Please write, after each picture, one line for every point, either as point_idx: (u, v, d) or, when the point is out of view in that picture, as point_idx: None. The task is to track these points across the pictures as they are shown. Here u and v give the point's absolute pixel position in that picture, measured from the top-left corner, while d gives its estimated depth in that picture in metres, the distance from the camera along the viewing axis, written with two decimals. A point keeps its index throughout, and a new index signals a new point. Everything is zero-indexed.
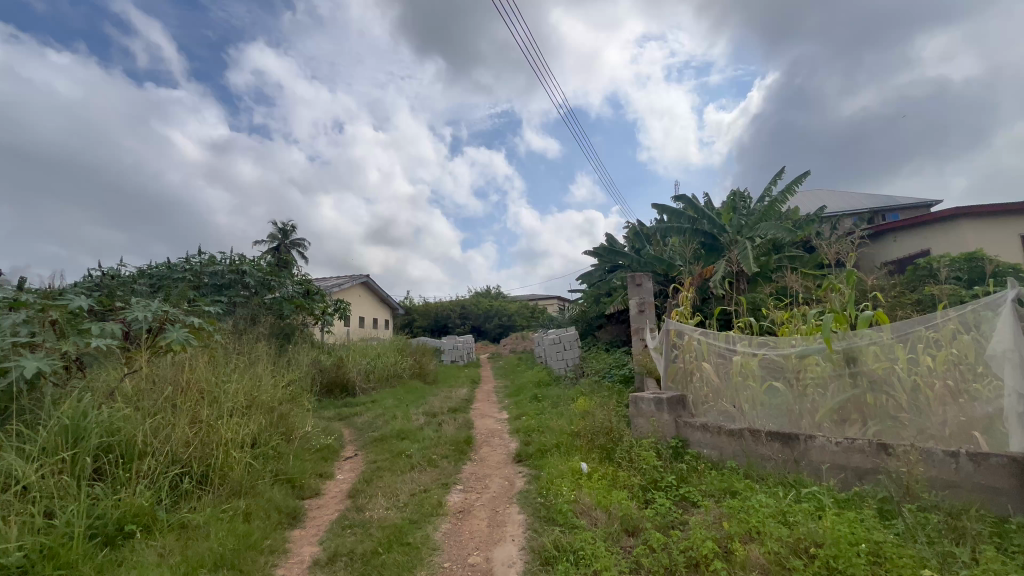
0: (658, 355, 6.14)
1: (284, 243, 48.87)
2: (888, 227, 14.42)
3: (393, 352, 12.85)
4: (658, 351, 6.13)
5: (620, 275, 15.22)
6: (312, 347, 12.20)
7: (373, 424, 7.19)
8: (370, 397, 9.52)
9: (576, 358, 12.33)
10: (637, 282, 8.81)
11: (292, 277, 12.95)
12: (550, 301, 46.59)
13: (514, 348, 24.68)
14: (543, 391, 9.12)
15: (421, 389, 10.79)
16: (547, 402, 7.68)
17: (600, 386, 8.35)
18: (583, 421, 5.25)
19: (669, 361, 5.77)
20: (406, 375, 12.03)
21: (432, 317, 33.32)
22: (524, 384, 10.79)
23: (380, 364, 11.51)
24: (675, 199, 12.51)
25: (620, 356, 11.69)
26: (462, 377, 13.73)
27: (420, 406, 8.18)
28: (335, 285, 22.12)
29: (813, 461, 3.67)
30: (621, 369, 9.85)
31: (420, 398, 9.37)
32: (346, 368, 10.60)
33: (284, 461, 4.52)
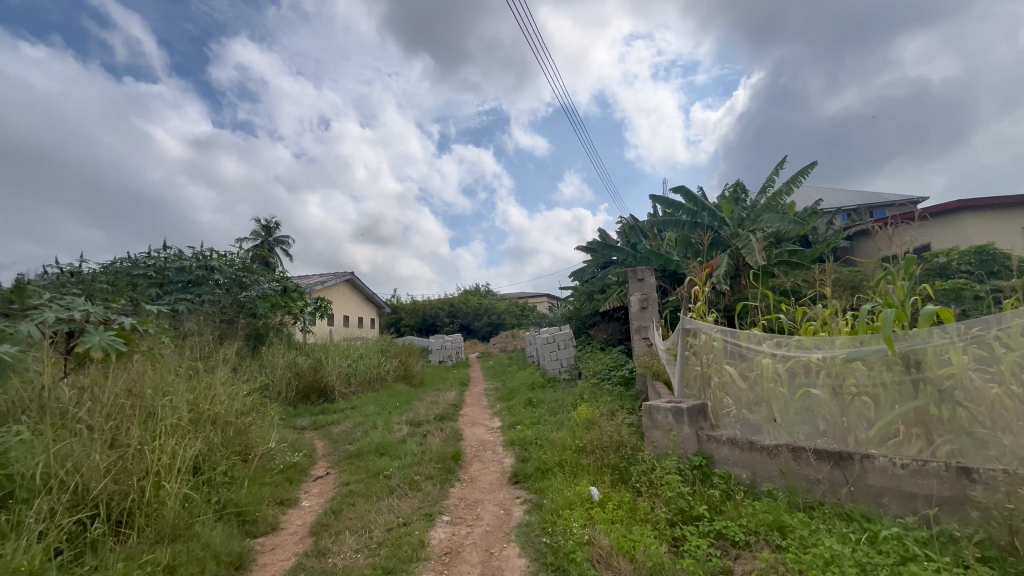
0: (669, 357, 5.49)
1: (266, 241, 47.55)
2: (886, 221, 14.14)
3: (377, 353, 12.07)
4: (669, 352, 5.48)
5: (615, 271, 14.61)
6: (289, 348, 11.37)
7: (351, 435, 6.45)
8: (350, 403, 8.76)
9: (571, 358, 11.68)
10: (638, 276, 8.17)
11: (268, 274, 12.06)
12: (541, 299, 45.99)
13: (504, 348, 24.00)
14: (539, 395, 8.45)
15: (407, 393, 10.06)
16: (543, 408, 7.01)
17: (600, 389, 7.69)
18: (589, 434, 4.58)
19: (682, 363, 5.11)
20: (391, 377, 11.28)
21: (420, 317, 32.50)
22: (516, 387, 10.10)
23: (362, 366, 10.74)
24: (675, 190, 11.87)
25: (618, 356, 11.09)
26: (451, 378, 13.03)
27: (404, 413, 7.45)
28: (318, 283, 21.22)
29: (873, 487, 3.06)
30: (620, 371, 9.22)
31: (406, 403, 8.64)
32: (324, 370, 9.83)
33: (234, 488, 3.77)
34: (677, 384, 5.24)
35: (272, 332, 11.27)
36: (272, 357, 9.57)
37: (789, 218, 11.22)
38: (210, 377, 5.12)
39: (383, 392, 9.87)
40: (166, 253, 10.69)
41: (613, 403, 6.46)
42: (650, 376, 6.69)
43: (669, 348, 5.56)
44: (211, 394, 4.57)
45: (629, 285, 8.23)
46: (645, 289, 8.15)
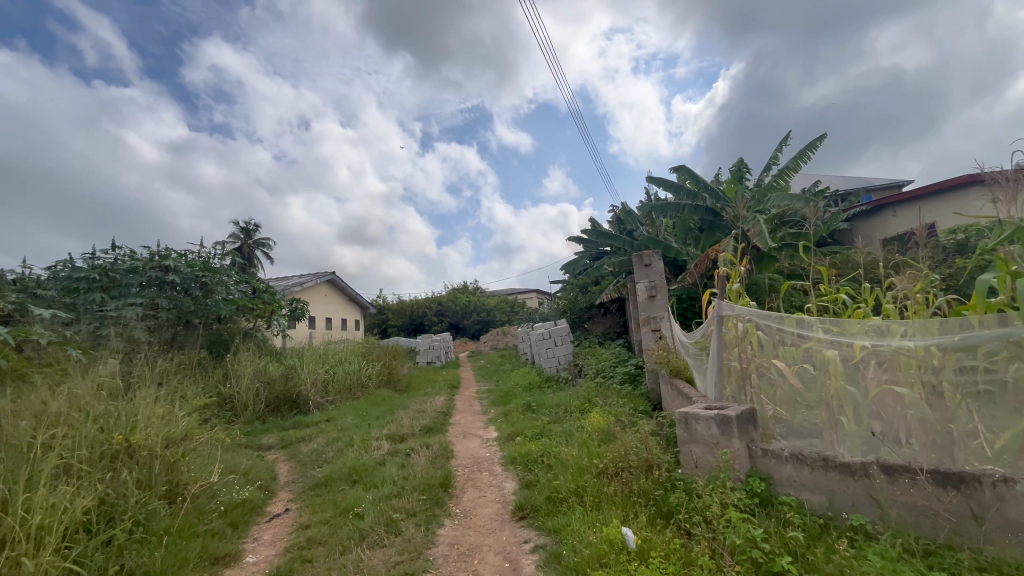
0: (696, 352, 4.61)
1: (246, 243, 46.02)
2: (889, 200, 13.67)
3: (358, 357, 11.06)
4: (697, 346, 4.59)
5: (611, 260, 13.80)
6: (260, 354, 10.33)
7: (322, 456, 5.49)
8: (326, 414, 7.78)
9: (569, 355, 10.81)
10: (644, 262, 7.28)
11: (234, 273, 10.94)
12: (530, 295, 45.14)
13: (495, 345, 23.11)
14: (538, 398, 7.56)
15: (391, 399, 9.11)
16: (545, 414, 6.11)
17: (607, 390, 6.81)
18: (610, 451, 3.70)
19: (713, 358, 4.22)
20: (374, 383, 10.30)
21: (407, 317, 31.47)
22: (511, 389, 9.20)
23: (340, 372, 9.75)
24: (674, 169, 10.99)
25: (620, 352, 10.26)
26: (440, 381, 12.11)
27: (384, 426, 6.52)
28: (296, 284, 20.11)
29: (1012, 523, 2.24)
30: (626, 368, 8.41)
31: (389, 413, 7.71)
32: (297, 379, 8.83)
33: (148, 548, 2.87)
34: (707, 384, 4.35)
35: (240, 338, 10.20)
36: (237, 366, 8.54)
37: (798, 196, 10.40)
38: (138, 398, 4.16)
39: (364, 400, 8.90)
40: (116, 254, 9.54)
41: (627, 409, 5.57)
42: (668, 374, 5.84)
43: (694, 341, 4.67)
44: (130, 421, 3.65)
45: (634, 272, 7.35)
46: (652, 276, 7.27)
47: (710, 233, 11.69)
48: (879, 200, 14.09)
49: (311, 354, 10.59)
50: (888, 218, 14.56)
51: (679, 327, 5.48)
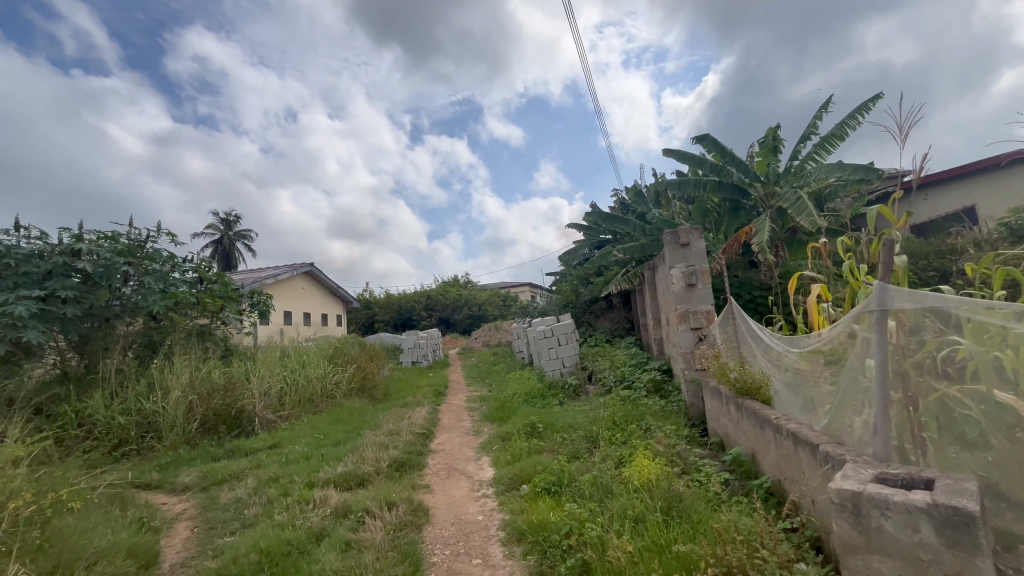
0: (813, 364, 2.96)
1: (225, 235, 43.85)
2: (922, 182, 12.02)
3: (326, 360, 9.37)
4: (813, 357, 2.94)
5: (619, 247, 12.23)
6: (206, 358, 8.62)
7: (241, 512, 3.82)
8: (273, 437, 6.09)
9: (575, 357, 9.25)
10: (680, 241, 5.69)
11: (175, 261, 9.15)
12: (524, 289, 43.47)
13: (488, 342, 21.51)
14: (543, 415, 5.95)
15: (362, 413, 7.44)
16: (561, 445, 4.54)
17: (637, 407, 5.19)
18: (699, 554, 2.08)
19: (853, 380, 2.55)
20: (344, 392, 8.62)
21: (395, 311, 29.78)
22: (508, 400, 7.63)
23: (301, 379, 8.04)
24: (696, 140, 9.34)
25: (634, 353, 8.78)
26: (424, 386, 10.47)
27: (341, 460, 4.88)
28: (269, 277, 18.28)
29: None
30: (648, 374, 6.95)
31: (353, 435, 6.05)
32: (242, 390, 7.11)
33: None
34: (837, 421, 2.70)
35: (178, 339, 8.44)
36: (167, 376, 6.84)
37: (845, 167, 8.75)
38: None
39: (326, 414, 7.24)
40: (20, 236, 7.69)
41: (677, 445, 3.95)
42: (729, 390, 4.23)
43: (800, 353, 3.07)
44: None
45: (668, 254, 5.74)
46: (691, 259, 5.67)
47: (736, 214, 10.10)
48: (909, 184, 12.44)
49: (268, 357, 8.88)
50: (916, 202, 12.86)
51: (759, 325, 3.82)
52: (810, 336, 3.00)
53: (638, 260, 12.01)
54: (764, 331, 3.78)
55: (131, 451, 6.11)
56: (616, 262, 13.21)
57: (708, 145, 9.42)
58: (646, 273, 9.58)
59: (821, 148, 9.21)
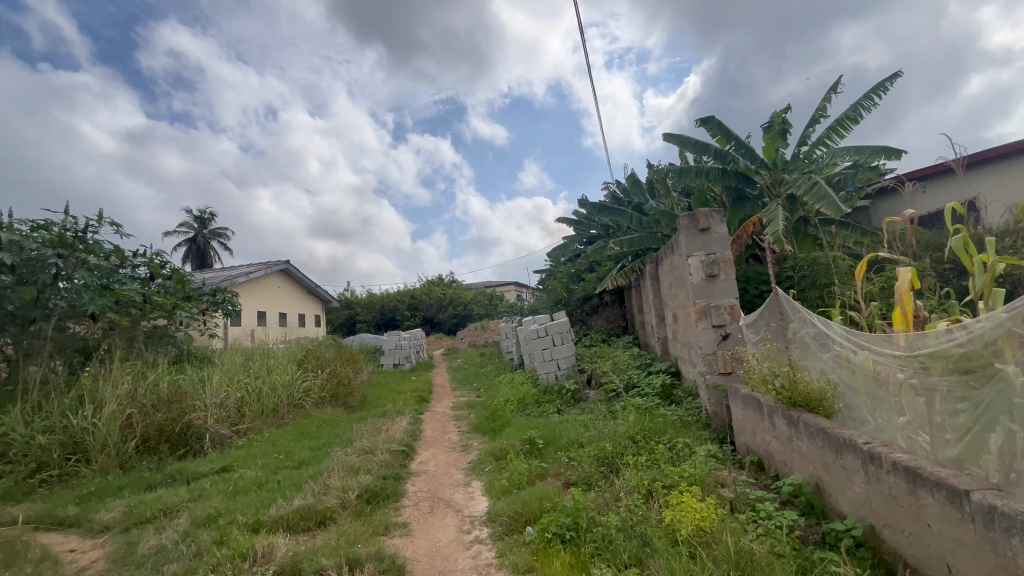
0: (929, 372, 2.21)
1: (199, 233, 42.11)
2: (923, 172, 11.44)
3: (295, 365, 8.42)
4: (929, 362, 2.20)
5: (615, 241, 11.51)
6: (153, 364, 7.61)
7: (160, 568, 2.94)
8: (225, 458, 5.16)
9: (572, 358, 8.48)
10: (699, 225, 4.95)
11: (124, 255, 8.19)
12: (509, 287, 42.61)
13: (473, 342, 20.62)
14: (542, 427, 5.15)
15: (334, 425, 6.54)
16: (570, 471, 3.75)
17: (655, 418, 4.41)
18: None
19: (1011, 398, 1.81)
20: (315, 401, 7.70)
21: (377, 311, 28.71)
22: (499, 408, 6.83)
23: (265, 386, 7.09)
24: (700, 122, 8.64)
25: (637, 354, 8.04)
26: (406, 391, 9.58)
27: (299, 489, 4.01)
28: (240, 275, 17.13)
29: None
30: (657, 378, 6.22)
31: (318, 454, 5.14)
32: (193, 401, 6.12)
33: None
34: (977, 452, 1.95)
35: (117, 344, 7.43)
36: (101, 387, 5.84)
37: (863, 150, 8.10)
38: None
39: (291, 427, 6.32)
40: None
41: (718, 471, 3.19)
42: (774, 400, 3.47)
43: (907, 356, 2.33)
44: None
45: (685, 240, 4.99)
46: (712, 247, 4.93)
47: (739, 204, 9.42)
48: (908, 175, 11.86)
49: (229, 361, 7.89)
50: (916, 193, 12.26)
51: (823, 320, 3.08)
52: (922, 336, 2.26)
53: (635, 254, 11.31)
54: (831, 327, 3.03)
55: (52, 477, 5.11)
56: (611, 257, 12.49)
57: (712, 128, 8.72)
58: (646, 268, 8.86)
59: (834, 131, 8.56)
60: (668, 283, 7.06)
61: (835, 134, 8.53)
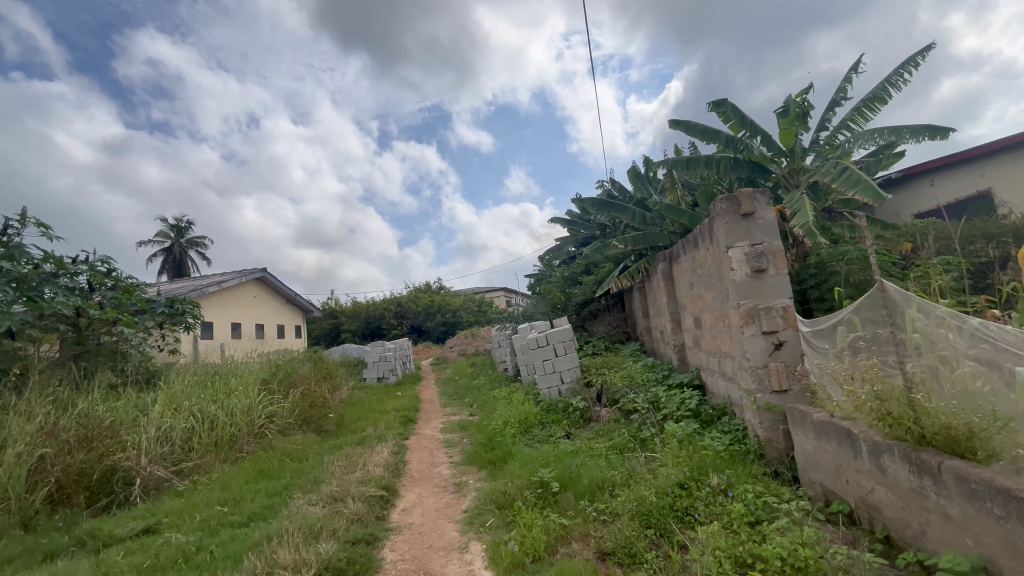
0: None
1: (176, 243, 40.41)
2: (940, 161, 10.72)
3: (262, 385, 7.34)
4: None
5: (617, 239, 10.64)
6: (80, 388, 6.48)
7: None
8: (155, 513, 4.08)
9: (577, 371, 7.52)
10: (740, 210, 4.06)
11: (57, 261, 7.11)
12: (498, 294, 41.60)
13: (464, 351, 19.54)
14: (554, 461, 4.19)
15: (301, 459, 5.49)
16: (606, 535, 2.79)
17: (701, 452, 3.49)
18: None
19: None
20: (284, 428, 6.63)
21: (362, 320, 27.49)
22: (497, 432, 5.85)
23: (220, 411, 5.98)
24: (713, 105, 7.80)
25: (650, 365, 7.14)
26: (390, 410, 8.54)
27: (236, 567, 2.98)
28: (211, 284, 15.90)
29: None
30: (682, 395, 5.31)
31: (275, 505, 4.09)
32: (126, 436, 4.98)
33: None
34: None
35: (37, 366, 6.30)
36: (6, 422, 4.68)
37: (893, 132, 7.30)
38: None
39: (247, 463, 5.25)
40: None
41: (822, 541, 2.28)
42: (878, 433, 2.59)
43: None
44: None
45: (724, 228, 4.10)
46: (756, 236, 4.03)
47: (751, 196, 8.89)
48: (919, 165, 11.16)
49: (182, 382, 6.79)
50: (922, 185, 11.57)
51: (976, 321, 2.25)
52: None
53: (638, 254, 10.46)
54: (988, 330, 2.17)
55: None
56: (611, 258, 11.63)
57: (729, 112, 7.90)
58: (656, 268, 8.01)
59: (858, 113, 7.72)
60: (689, 283, 6.18)
61: (861, 115, 7.73)
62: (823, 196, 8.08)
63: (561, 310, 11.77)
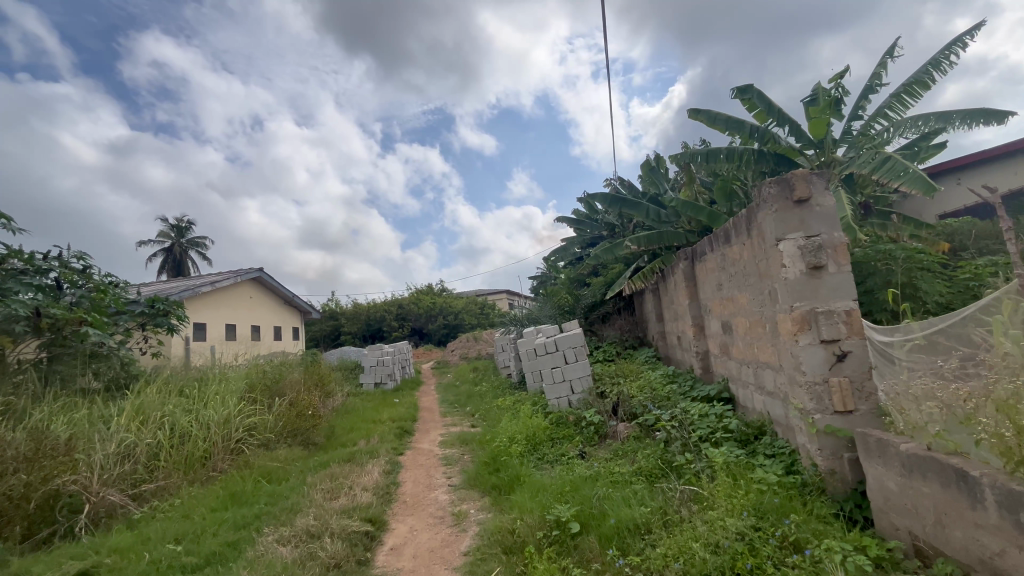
0: None
1: (177, 243, 39.98)
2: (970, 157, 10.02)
3: (245, 393, 6.71)
4: None
5: (629, 238, 10.02)
6: (39, 396, 5.87)
7: None
8: (97, 551, 3.45)
9: (589, 381, 6.86)
10: (793, 196, 3.42)
11: (20, 256, 6.50)
12: (501, 297, 40.93)
13: (465, 355, 18.89)
14: (570, 491, 3.56)
15: (279, 480, 4.84)
16: None
17: (754, 488, 2.86)
18: None
19: None
20: (267, 441, 6.00)
21: (362, 322, 26.92)
22: (502, 449, 5.23)
23: (193, 424, 5.35)
24: (737, 92, 7.20)
25: (670, 375, 6.51)
26: (386, 420, 7.93)
27: None
28: (204, 284, 15.33)
29: None
30: (713, 412, 4.67)
31: (239, 542, 3.45)
32: (79, 454, 4.34)
33: None
34: None
35: None
36: None
37: (937, 119, 6.68)
38: None
39: (218, 485, 4.62)
40: None
41: None
42: (1012, 478, 1.96)
43: None
44: None
45: (773, 216, 3.47)
46: (813, 226, 3.39)
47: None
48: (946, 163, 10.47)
49: (155, 390, 6.18)
50: (952, 187, 10.71)
51: None
52: None
53: (651, 253, 9.82)
54: None
55: None
56: (621, 259, 11.00)
57: (756, 100, 7.28)
58: (675, 268, 7.38)
59: (898, 100, 7.09)
60: (717, 284, 5.53)
61: (900, 102, 7.10)
62: (856, 191, 7.45)
63: (569, 313, 11.13)
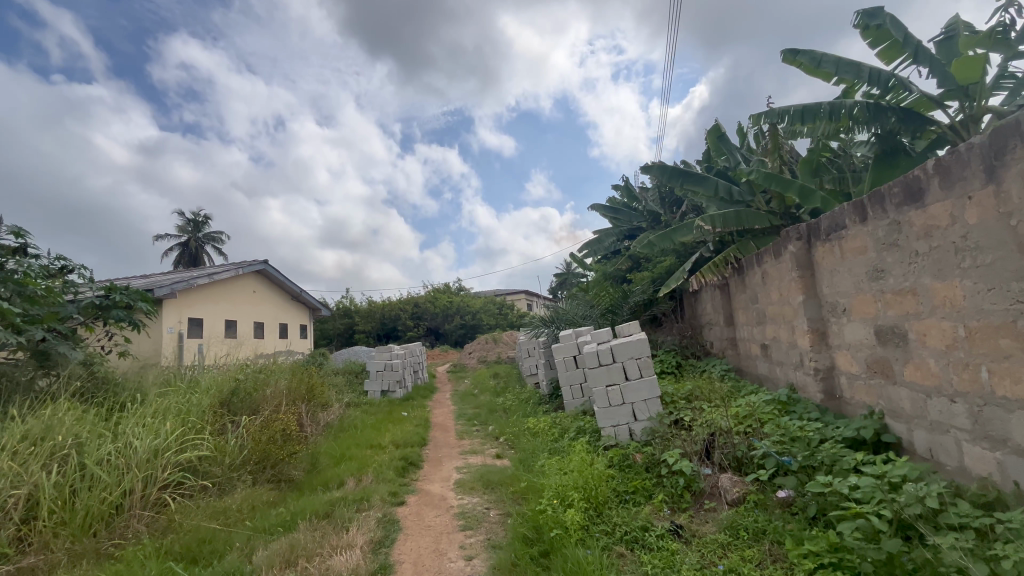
0: None
1: (193, 238, 39.25)
2: None
3: (199, 410, 5.06)
4: None
5: (690, 222, 8.20)
6: None
7: None
8: None
9: (659, 404, 5.06)
10: None
11: None
12: (521, 296, 39.10)
13: (484, 358, 17.15)
14: None
15: (206, 563, 3.16)
16: None
17: None
18: None
19: None
20: (212, 485, 4.33)
21: (375, 321, 25.45)
22: (549, 510, 3.49)
23: (101, 462, 3.71)
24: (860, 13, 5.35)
25: (776, 401, 4.67)
26: (387, 445, 6.25)
27: None
28: (200, 275, 13.91)
29: None
30: (907, 474, 2.84)
31: None
32: None
33: None
34: None
35: None
36: None
37: None
38: None
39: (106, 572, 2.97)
40: None
41: None
42: None
43: None
44: None
45: None
46: None
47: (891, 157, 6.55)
48: None
49: (74, 405, 4.57)
50: None
51: None
52: None
53: (717, 241, 7.99)
54: None
55: None
56: (675, 250, 9.15)
57: (890, 29, 5.39)
58: (773, 253, 5.52)
59: None
60: (873, 269, 3.68)
61: None
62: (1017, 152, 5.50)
63: (611, 312, 9.22)
